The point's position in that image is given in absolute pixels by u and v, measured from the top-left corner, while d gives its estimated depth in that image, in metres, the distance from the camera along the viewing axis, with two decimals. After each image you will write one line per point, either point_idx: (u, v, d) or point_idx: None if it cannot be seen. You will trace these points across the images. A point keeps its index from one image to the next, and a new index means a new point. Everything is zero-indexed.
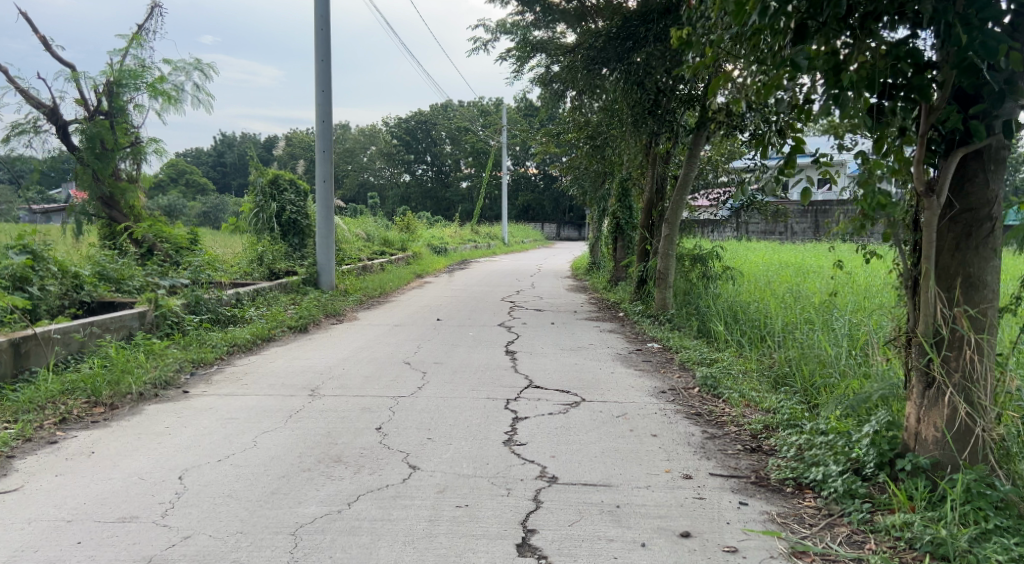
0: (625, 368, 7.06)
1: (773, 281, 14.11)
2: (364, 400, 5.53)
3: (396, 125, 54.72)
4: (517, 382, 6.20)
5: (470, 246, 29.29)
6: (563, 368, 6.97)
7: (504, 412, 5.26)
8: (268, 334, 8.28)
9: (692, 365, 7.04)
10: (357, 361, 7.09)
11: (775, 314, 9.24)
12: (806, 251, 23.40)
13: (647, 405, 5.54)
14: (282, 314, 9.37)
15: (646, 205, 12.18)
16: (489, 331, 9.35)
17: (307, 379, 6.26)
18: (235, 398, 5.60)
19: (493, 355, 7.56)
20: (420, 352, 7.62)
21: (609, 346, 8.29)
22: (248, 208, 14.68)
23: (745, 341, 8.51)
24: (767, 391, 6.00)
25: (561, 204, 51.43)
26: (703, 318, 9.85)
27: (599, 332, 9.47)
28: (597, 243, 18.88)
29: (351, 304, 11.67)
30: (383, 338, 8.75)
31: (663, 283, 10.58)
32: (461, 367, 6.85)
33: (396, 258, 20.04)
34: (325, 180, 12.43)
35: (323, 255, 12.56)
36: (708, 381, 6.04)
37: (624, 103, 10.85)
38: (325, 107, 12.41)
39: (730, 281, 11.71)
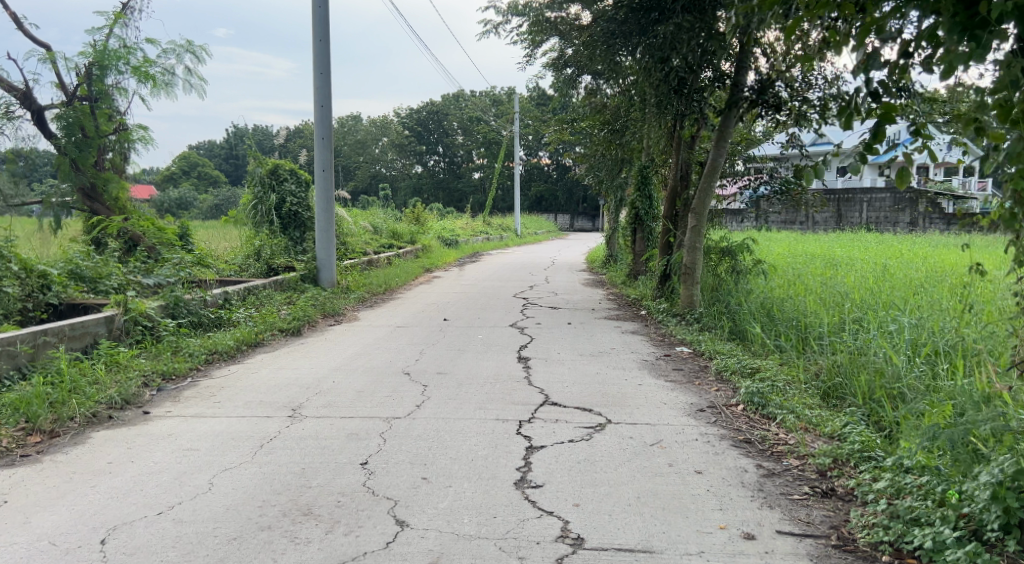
0: (654, 379, 6.20)
1: (805, 275, 13.15)
2: (351, 424, 4.73)
3: (408, 116, 53.95)
4: (530, 399, 5.37)
5: (482, 237, 28.45)
6: (583, 379, 6.12)
7: (515, 440, 4.43)
8: (255, 339, 7.49)
9: (731, 377, 6.15)
10: (350, 372, 6.28)
11: (817, 314, 8.31)
12: (832, 242, 22.42)
13: (685, 428, 4.68)
14: (273, 315, 8.57)
15: (670, 193, 11.26)
16: (499, 333, 8.51)
17: (289, 395, 5.45)
18: (201, 420, 4.81)
19: (504, 363, 6.71)
20: (422, 360, 6.79)
21: (634, 351, 7.42)
22: (246, 200, 13.91)
23: (786, 345, 7.60)
24: (824, 410, 5.12)
25: (574, 195, 50.46)
26: (734, 317, 8.97)
27: (621, 333, 8.62)
28: (614, 234, 17.98)
29: (352, 302, 10.86)
30: (382, 342, 7.93)
31: (690, 279, 9.73)
32: (467, 379, 6.03)
33: (404, 251, 19.22)
34: (325, 170, 11.65)
35: (323, 250, 11.70)
36: (755, 398, 5.16)
37: (647, 84, 9.98)
38: (324, 91, 11.58)
39: (761, 275, 10.82)
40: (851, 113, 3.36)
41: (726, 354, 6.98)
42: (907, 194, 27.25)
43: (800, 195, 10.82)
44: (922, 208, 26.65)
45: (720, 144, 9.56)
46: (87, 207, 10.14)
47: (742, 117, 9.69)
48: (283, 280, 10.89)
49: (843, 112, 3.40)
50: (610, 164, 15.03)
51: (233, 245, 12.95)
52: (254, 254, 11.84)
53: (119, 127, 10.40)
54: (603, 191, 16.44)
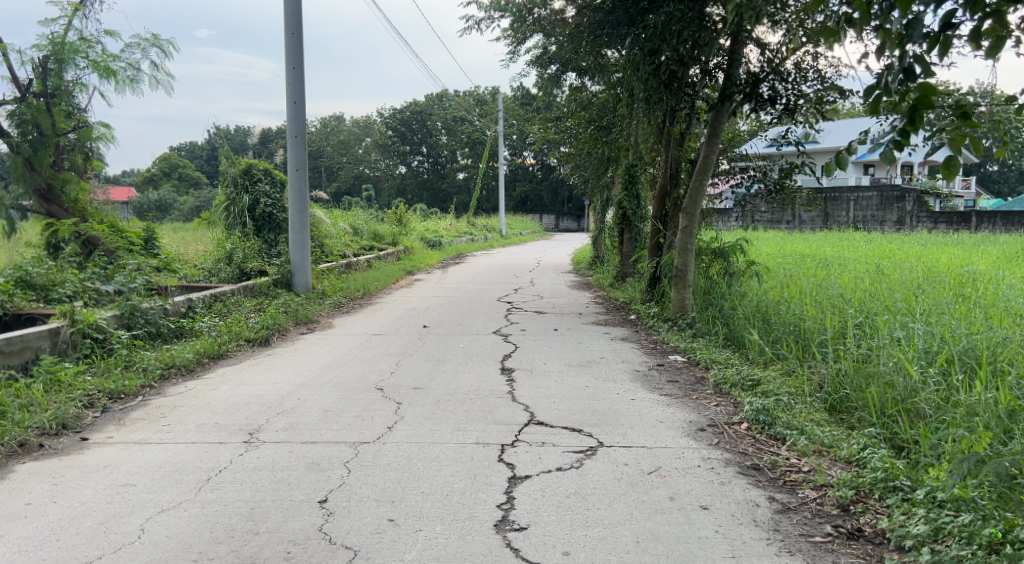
0: (647, 393, 5.74)
1: (797, 277, 12.75)
2: (314, 450, 4.25)
3: (392, 116, 53.29)
4: (513, 417, 4.91)
5: (466, 239, 27.88)
6: (572, 394, 5.66)
7: (496, 468, 3.97)
8: (218, 351, 6.96)
9: (732, 391, 5.70)
10: (318, 388, 5.77)
11: (817, 318, 7.87)
12: (821, 242, 22.08)
13: (685, 452, 4.22)
14: (240, 324, 8.03)
15: (658, 192, 10.82)
16: (482, 341, 8.03)
17: (248, 416, 4.95)
18: (145, 447, 4.31)
19: (486, 376, 6.23)
20: (397, 373, 6.29)
21: (625, 360, 6.95)
22: (218, 201, 13.32)
23: (786, 353, 7.16)
24: (835, 429, 4.68)
25: (559, 195, 50.07)
26: (729, 321, 8.54)
27: (610, 340, 8.15)
28: (601, 235, 17.53)
29: (327, 308, 10.32)
30: (356, 353, 7.41)
31: (681, 282, 9.29)
32: (446, 395, 5.55)
33: (385, 253, 18.65)
34: (299, 169, 11.12)
35: (298, 254, 11.17)
36: (760, 416, 4.70)
37: (635, 78, 9.56)
38: (297, 87, 11.05)
39: (753, 277, 10.39)
40: (880, 95, 2.91)
41: (724, 364, 6.52)
42: (894, 192, 27.07)
43: (795, 193, 10.38)
44: (908, 206, 26.59)
45: (712, 141, 9.15)
46: (44, 209, 9.54)
47: (735, 112, 9.30)
48: (254, 285, 10.31)
49: (871, 93, 2.94)
50: (597, 162, 14.55)
51: (204, 249, 12.37)
52: (225, 258, 11.26)
53: (78, 125, 9.83)
54: (589, 190, 16.11)
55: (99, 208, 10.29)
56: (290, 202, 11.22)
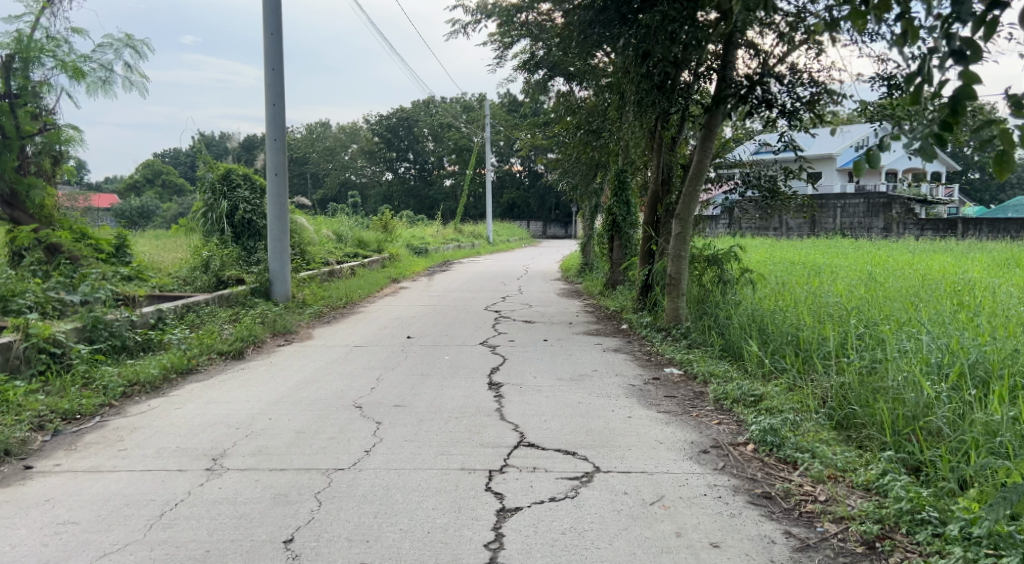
0: (645, 410, 5.39)
1: (791, 284, 12.47)
2: (283, 479, 3.87)
3: (378, 123, 52.86)
4: (502, 438, 4.55)
5: (453, 246, 27.48)
6: (564, 411, 5.31)
7: (485, 499, 3.62)
8: (188, 365, 6.55)
9: (734, 408, 5.36)
10: (292, 406, 5.38)
11: (817, 329, 7.56)
12: (811, 248, 21.88)
13: (689, 479, 3.89)
14: (213, 336, 7.62)
15: (650, 197, 10.50)
16: (468, 353, 7.66)
17: (212, 438, 4.55)
18: (96, 476, 3.91)
19: (472, 392, 5.86)
20: (377, 389, 5.92)
21: (619, 373, 6.61)
22: (195, 207, 12.89)
23: (787, 365, 6.83)
24: (848, 451, 4.36)
25: (546, 202, 49.71)
26: (725, 331, 8.22)
27: (602, 351, 7.82)
28: (589, 242, 17.22)
29: (306, 318, 9.91)
30: (335, 366, 7.01)
31: (674, 290, 8.97)
32: (429, 413, 5.18)
33: (370, 261, 18.22)
34: (278, 174, 10.73)
35: (276, 261, 10.77)
36: (769, 437, 4.36)
37: (626, 79, 9.24)
38: (276, 88, 10.67)
39: (748, 285, 10.09)
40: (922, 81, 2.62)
41: (724, 379, 6.19)
42: (881, 199, 26.96)
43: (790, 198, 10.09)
44: (896, 213, 26.54)
45: (705, 144, 8.87)
46: (7, 214, 9.10)
47: (729, 114, 9.02)
48: (229, 294, 9.89)
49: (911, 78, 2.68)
50: (586, 168, 14.24)
51: (180, 256, 11.93)
52: (201, 266, 10.82)
53: (45, 127, 9.39)
54: (578, 196, 15.78)
55: (67, 214, 9.84)
56: (269, 208, 10.82)
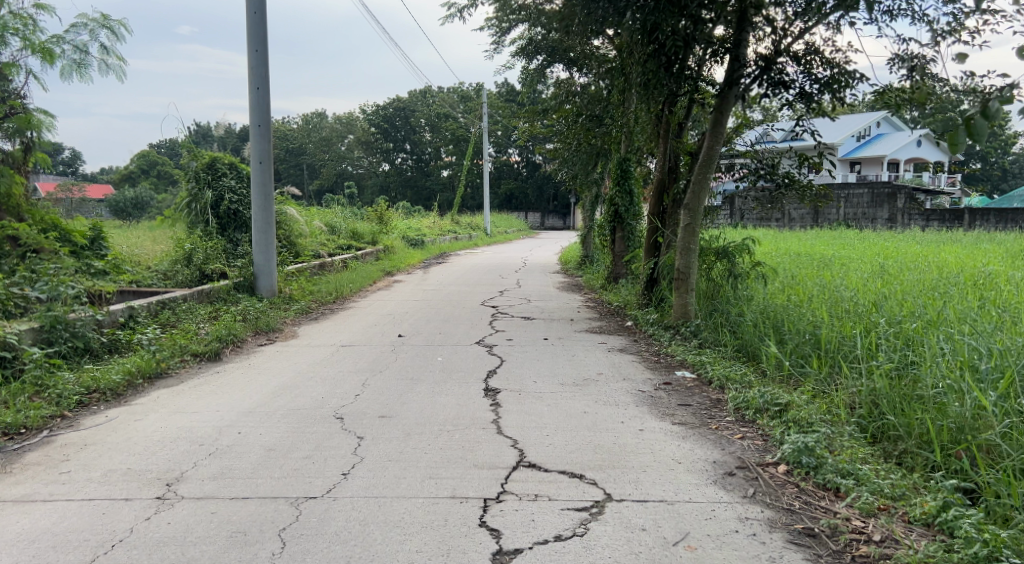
0: (658, 421, 4.86)
1: (801, 278, 11.94)
2: (246, 509, 3.35)
3: (375, 113, 52.30)
4: (500, 459, 4.03)
5: (450, 237, 26.91)
6: (569, 423, 4.78)
7: (479, 538, 3.11)
8: (157, 368, 5.99)
9: (758, 419, 4.83)
10: (266, 418, 4.83)
11: (839, 328, 7.03)
12: (816, 240, 21.35)
13: (717, 509, 3.39)
14: (188, 336, 7.06)
15: (656, 186, 9.93)
16: (463, 353, 7.12)
17: (169, 458, 4.01)
18: (25, 507, 3.36)
19: (467, 400, 5.33)
20: (361, 397, 5.37)
21: (627, 377, 6.08)
22: (179, 197, 12.30)
23: (809, 369, 6.30)
24: (895, 475, 3.87)
25: (544, 192, 49.11)
26: (739, 328, 7.69)
27: (607, 351, 7.28)
28: (588, 234, 16.65)
29: (292, 316, 9.33)
30: (317, 368, 6.45)
31: (682, 285, 8.41)
32: (418, 426, 4.65)
33: (363, 253, 17.64)
34: (262, 162, 10.14)
35: (261, 254, 10.19)
36: (805, 459, 3.84)
37: (634, 58, 8.68)
38: (259, 71, 10.07)
39: (759, 280, 9.54)
40: None
41: (743, 386, 5.65)
42: (885, 189, 26.33)
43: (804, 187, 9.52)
44: (900, 204, 25.93)
45: (717, 128, 8.31)
46: None
47: (742, 96, 8.46)
48: (210, 290, 9.30)
49: None
50: (585, 157, 13.63)
51: (162, 249, 11.35)
52: (183, 260, 10.24)
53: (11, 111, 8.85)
54: (578, 186, 15.21)
55: (38, 205, 9.28)
56: (252, 197, 10.25)
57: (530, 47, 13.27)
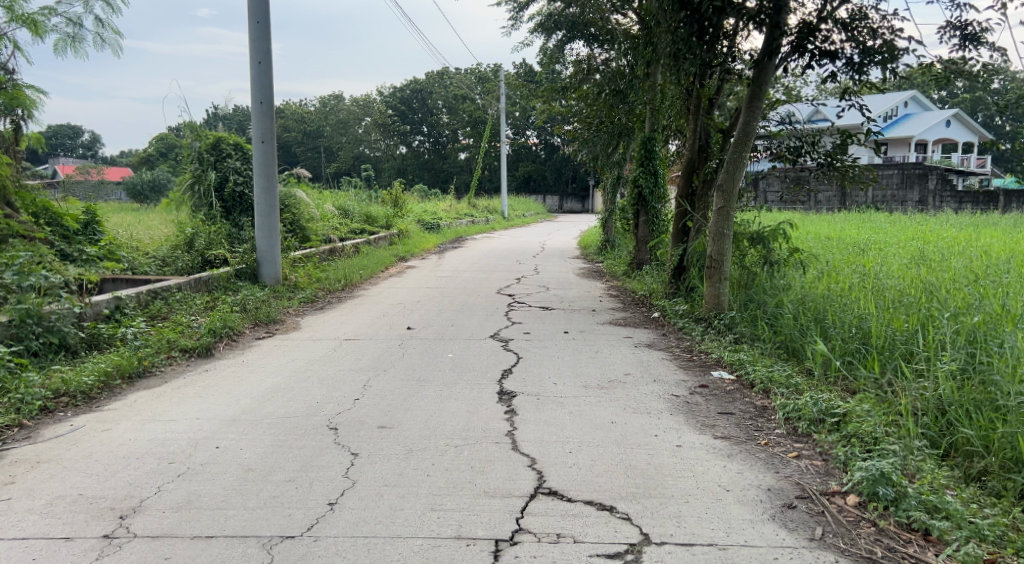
0: (697, 434, 4.23)
1: (836, 264, 11.19)
2: (209, 555, 2.82)
3: (392, 96, 51.66)
4: (514, 484, 3.46)
5: (467, 221, 26.26)
6: (595, 436, 4.17)
7: None
8: (140, 367, 5.44)
9: (814, 433, 4.15)
10: (250, 428, 4.26)
11: (892, 324, 6.33)
12: (847, 223, 20.42)
13: (780, 558, 2.83)
14: (179, 330, 6.52)
15: (685, 166, 9.20)
16: (476, 349, 6.52)
17: (130, 479, 3.46)
18: None
19: (479, 406, 4.74)
20: (360, 402, 4.79)
21: (657, 379, 5.45)
22: (182, 179, 11.75)
23: (862, 370, 5.62)
24: (992, 506, 3.25)
25: (563, 175, 48.23)
26: (778, 321, 7.01)
27: (634, 348, 6.65)
28: (609, 219, 15.83)
29: (296, 305, 8.78)
30: (316, 367, 5.88)
31: (715, 274, 7.73)
32: (422, 440, 4.06)
33: (377, 238, 17.07)
34: (264, 142, 9.56)
35: (264, 239, 9.63)
36: (881, 490, 3.21)
37: (663, 26, 7.95)
38: (261, 44, 9.44)
39: (797, 267, 8.83)
40: None
41: (791, 393, 4.98)
42: (915, 170, 25.14)
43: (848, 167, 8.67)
44: (931, 184, 24.79)
45: (754, 102, 7.57)
46: None
47: (782, 66, 7.66)
48: (208, 278, 8.71)
49: None
50: (607, 137, 12.92)
51: (165, 234, 10.84)
52: (185, 245, 9.73)
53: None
54: (598, 168, 14.49)
55: (30, 187, 8.78)
56: (255, 179, 9.68)
57: (550, 23, 12.67)
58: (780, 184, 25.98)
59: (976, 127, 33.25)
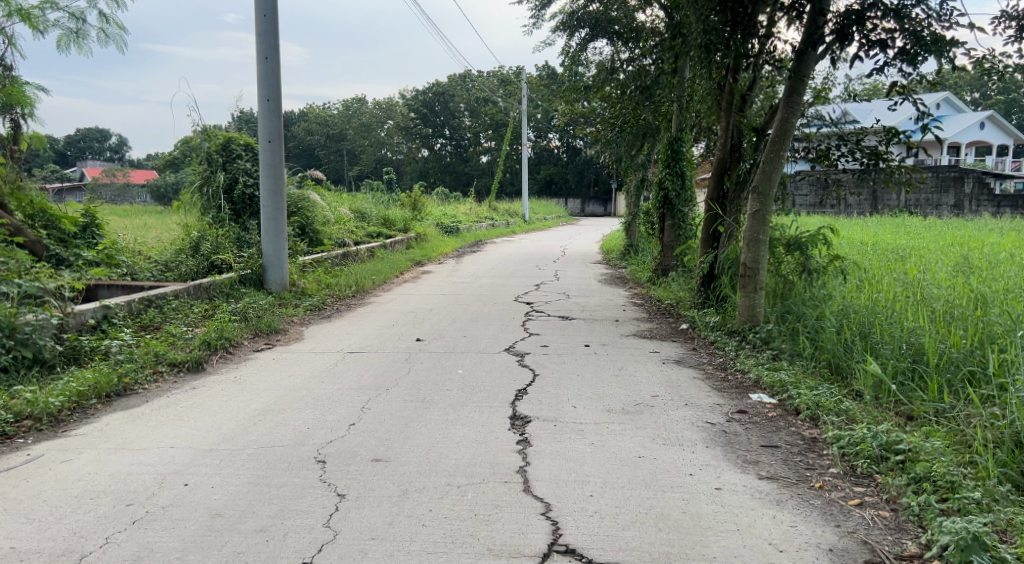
0: (738, 473, 3.65)
1: (875, 271, 10.50)
2: None
3: (414, 99, 51.32)
4: (524, 540, 2.94)
5: (487, 224, 25.74)
6: (620, 474, 3.61)
7: None
8: (119, 386, 4.96)
9: (879, 475, 3.55)
10: (227, 460, 3.75)
11: (948, 340, 5.68)
12: (882, 227, 19.60)
13: None
14: (169, 342, 6.05)
15: (716, 166, 8.59)
16: (490, 364, 5.98)
17: (77, 526, 3.00)
18: None
19: (489, 434, 4.20)
20: (356, 428, 4.28)
21: (689, 403, 4.88)
22: (190, 180, 11.35)
23: (919, 394, 5.01)
24: None
25: (585, 178, 47.63)
26: (819, 336, 6.39)
27: (662, 364, 6.07)
28: (632, 222, 15.23)
29: (300, 314, 8.29)
30: (314, 384, 5.37)
31: (749, 283, 7.12)
32: (422, 476, 3.55)
33: (393, 241, 16.60)
34: (271, 141, 9.11)
35: (270, 244, 9.18)
36: (976, 559, 2.77)
37: (694, 14, 7.35)
38: (268, 39, 8.98)
39: (838, 275, 8.18)
40: None
41: (843, 423, 4.38)
42: (950, 173, 24.08)
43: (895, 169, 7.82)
44: (968, 188, 23.77)
45: (793, 96, 6.93)
46: None
47: (824, 58, 6.96)
48: (209, 284, 8.27)
49: None
50: (631, 138, 12.32)
51: (171, 237, 10.43)
52: (189, 249, 9.31)
53: None
54: (621, 170, 13.87)
55: (27, 188, 8.38)
56: (262, 180, 9.23)
57: (572, 20, 12.02)
58: (809, 188, 25.14)
59: (1010, 130, 32.10)
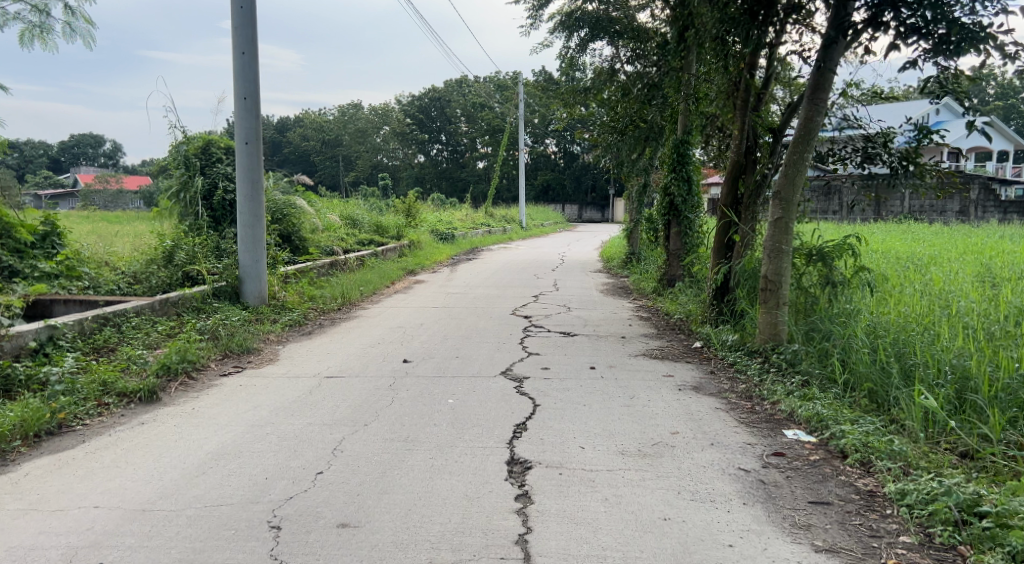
0: (789, 543, 2.98)
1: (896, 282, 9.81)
2: None
3: (409, 104, 50.59)
4: None
5: (483, 231, 24.98)
6: (644, 547, 2.94)
7: None
8: (51, 424, 4.26)
9: (970, 552, 2.88)
10: (160, 526, 3.07)
11: (997, 364, 4.99)
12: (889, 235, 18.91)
13: None
14: (121, 367, 5.35)
15: (731, 170, 7.90)
16: (484, 392, 5.29)
17: None
18: None
19: (483, 486, 3.52)
20: (324, 478, 3.60)
21: (715, 442, 4.20)
22: (167, 185, 10.63)
23: (975, 430, 4.32)
24: None
25: (581, 185, 46.96)
26: (851, 358, 5.69)
27: (678, 391, 5.38)
28: (635, 229, 14.55)
29: (278, 330, 7.60)
30: (282, 418, 4.67)
31: (771, 297, 6.44)
32: (398, 551, 2.88)
33: (386, 249, 15.88)
34: (249, 143, 8.41)
35: (247, 254, 8.46)
36: None
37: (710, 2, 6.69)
38: (245, 32, 8.28)
39: (864, 286, 7.48)
40: None
41: (901, 471, 3.69)
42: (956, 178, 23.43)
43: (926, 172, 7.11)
44: (974, 195, 23.10)
45: (820, 90, 6.24)
46: None
47: (853, 49, 6.26)
48: (177, 298, 7.55)
49: None
50: (633, 142, 11.62)
51: (144, 246, 9.74)
52: (161, 260, 8.61)
53: None
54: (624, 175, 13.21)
55: None
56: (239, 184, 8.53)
57: (571, 20, 11.36)
58: (813, 194, 24.47)
59: (1012, 136, 31.51)
